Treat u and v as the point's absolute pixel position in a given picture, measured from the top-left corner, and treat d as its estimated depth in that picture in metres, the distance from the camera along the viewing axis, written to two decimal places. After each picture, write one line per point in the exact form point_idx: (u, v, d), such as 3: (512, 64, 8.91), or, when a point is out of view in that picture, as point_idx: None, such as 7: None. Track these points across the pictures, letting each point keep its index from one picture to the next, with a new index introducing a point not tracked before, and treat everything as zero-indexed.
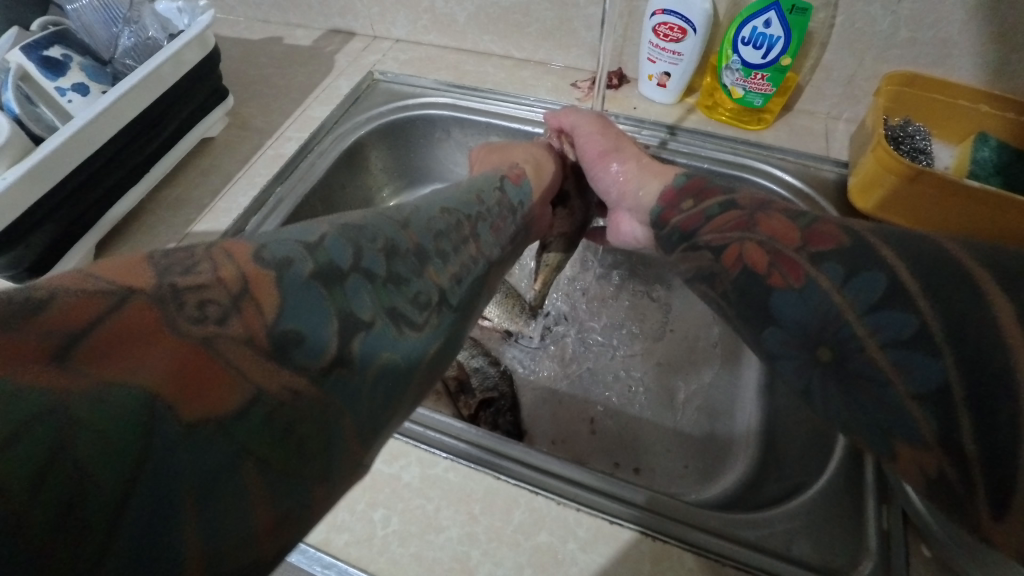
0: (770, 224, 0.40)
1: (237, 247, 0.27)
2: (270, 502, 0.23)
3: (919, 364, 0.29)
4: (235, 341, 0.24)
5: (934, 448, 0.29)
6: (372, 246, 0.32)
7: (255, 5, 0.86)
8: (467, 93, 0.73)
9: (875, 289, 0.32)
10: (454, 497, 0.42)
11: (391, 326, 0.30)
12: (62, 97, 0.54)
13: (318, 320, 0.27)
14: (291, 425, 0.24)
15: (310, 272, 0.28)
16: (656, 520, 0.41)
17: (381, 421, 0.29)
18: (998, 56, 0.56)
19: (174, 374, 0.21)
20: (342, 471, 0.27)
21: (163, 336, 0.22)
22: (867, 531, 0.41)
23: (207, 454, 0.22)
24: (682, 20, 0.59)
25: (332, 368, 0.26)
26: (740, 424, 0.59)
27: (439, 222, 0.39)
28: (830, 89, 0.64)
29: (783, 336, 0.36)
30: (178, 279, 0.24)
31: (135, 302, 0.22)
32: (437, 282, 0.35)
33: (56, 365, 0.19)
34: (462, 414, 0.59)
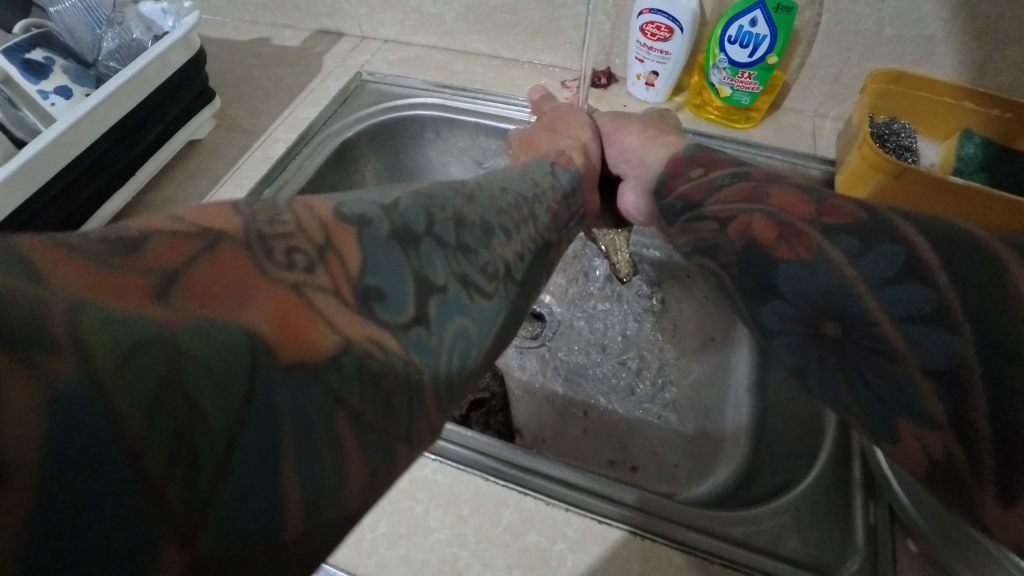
0: (781, 198, 0.40)
1: (318, 203, 0.28)
2: (361, 452, 0.23)
3: (935, 338, 0.29)
4: (322, 291, 0.24)
5: (940, 426, 0.28)
6: (443, 215, 0.32)
7: (242, 6, 0.85)
8: (456, 94, 0.73)
9: (888, 264, 0.32)
10: (443, 499, 0.42)
11: (463, 293, 0.31)
12: (44, 100, 0.53)
13: (398, 278, 0.28)
14: (377, 378, 0.24)
15: (388, 232, 0.29)
16: (645, 519, 0.41)
17: (455, 389, 0.29)
18: (982, 54, 0.56)
19: (273, 315, 0.22)
20: (422, 435, 0.26)
21: (255, 281, 0.22)
22: (855, 526, 0.41)
23: (305, 398, 0.21)
24: (669, 19, 0.60)
25: (411, 327, 0.27)
26: (730, 420, 0.60)
27: (500, 201, 0.39)
28: (817, 87, 0.64)
29: (785, 311, 0.35)
30: (264, 228, 0.24)
31: (226, 247, 0.22)
32: (503, 257, 0.35)
33: (161, 302, 0.19)
34: (454, 414, 0.58)
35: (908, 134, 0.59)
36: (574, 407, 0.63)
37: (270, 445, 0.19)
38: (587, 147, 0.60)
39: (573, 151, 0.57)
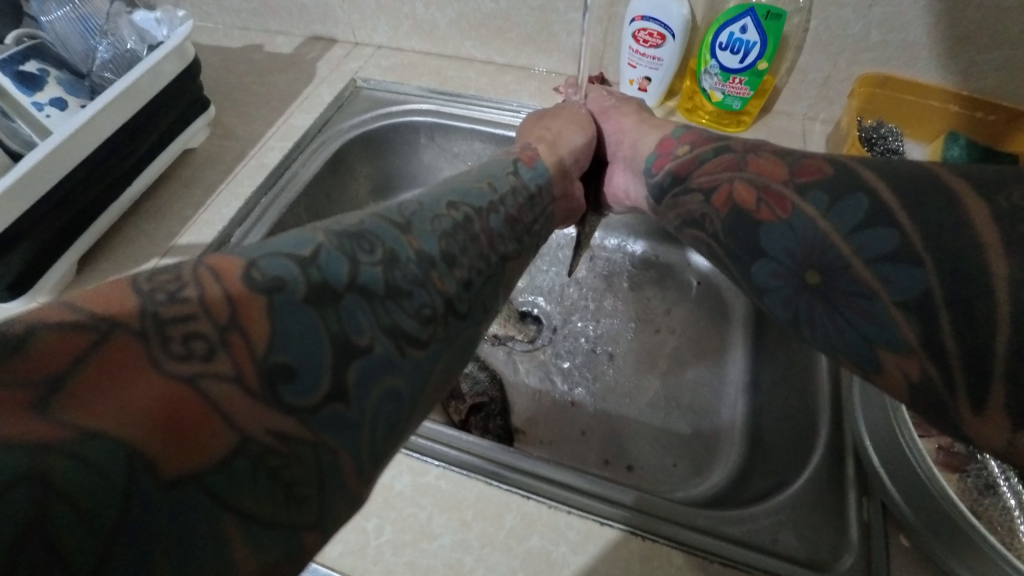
0: (759, 163, 0.38)
1: (226, 264, 0.24)
2: (255, 556, 0.21)
3: (904, 273, 0.28)
4: (221, 380, 0.21)
5: (916, 351, 0.28)
6: (370, 259, 0.28)
7: (233, 12, 0.85)
8: (450, 100, 0.74)
9: (857, 213, 0.31)
10: (446, 505, 0.43)
11: (392, 348, 0.27)
12: (39, 111, 0.53)
13: (310, 349, 0.24)
14: (277, 471, 0.22)
15: (303, 294, 0.25)
16: (646, 521, 0.42)
17: (382, 455, 0.26)
18: (965, 58, 0.57)
19: (159, 422, 0.20)
20: (337, 515, 0.24)
21: (145, 380, 0.20)
22: (850, 522, 0.42)
23: (184, 510, 0.19)
24: (661, 26, 0.60)
25: (323, 405, 0.24)
26: (726, 416, 0.61)
27: (445, 221, 0.34)
28: (806, 91, 0.65)
29: (774, 268, 0.34)
30: (163, 308, 0.21)
31: (118, 338, 0.20)
32: (443, 290, 0.31)
33: (33, 418, 0.17)
34: (453, 420, 0.59)
35: (897, 137, 0.59)
36: (573, 411, 0.64)
37: (141, 571, 0.18)
38: (571, 141, 0.56)
39: (542, 144, 0.54)
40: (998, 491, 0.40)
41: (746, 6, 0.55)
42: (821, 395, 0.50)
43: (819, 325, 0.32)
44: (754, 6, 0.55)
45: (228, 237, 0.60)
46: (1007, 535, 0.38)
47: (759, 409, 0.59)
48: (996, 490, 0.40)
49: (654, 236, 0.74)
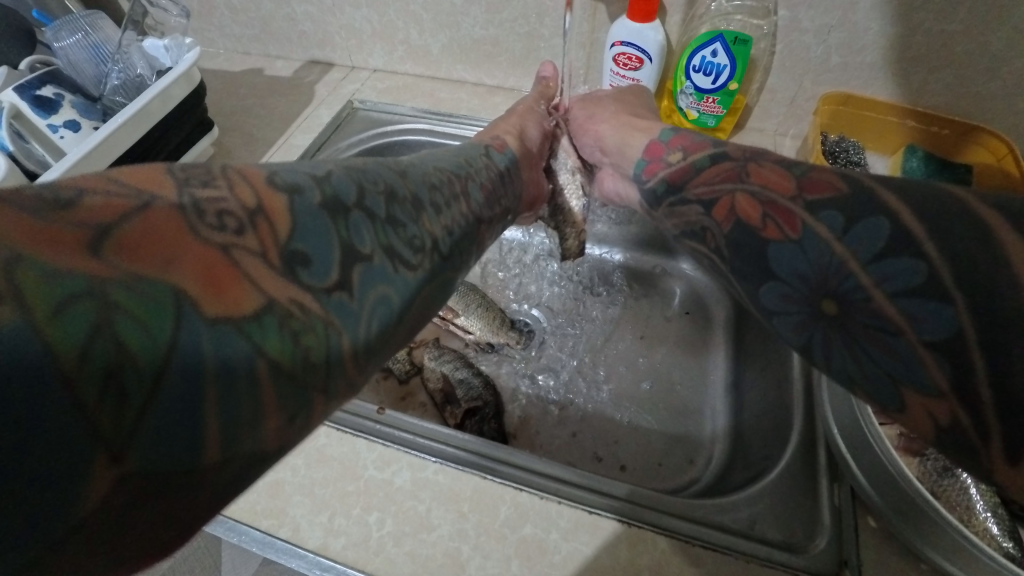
0: (762, 174, 0.38)
1: (251, 171, 0.27)
2: (279, 401, 0.22)
3: (932, 310, 0.27)
4: (251, 253, 0.23)
5: (946, 395, 0.26)
6: (374, 189, 0.32)
7: (234, 38, 0.89)
8: (442, 119, 0.78)
9: (877, 237, 0.29)
10: (444, 497, 0.45)
11: (388, 264, 0.29)
12: (54, 134, 0.56)
13: (323, 244, 0.26)
14: (298, 334, 0.23)
15: (319, 201, 0.28)
16: (634, 510, 0.44)
17: (378, 351, 0.28)
18: (918, 77, 0.62)
19: (199, 272, 0.21)
20: (339, 390, 0.25)
21: (185, 240, 0.21)
22: (822, 508, 0.45)
23: (229, 350, 0.20)
24: (639, 51, 0.65)
25: (334, 291, 0.26)
26: (710, 419, 0.64)
27: (433, 177, 0.38)
28: (775, 109, 0.70)
29: (784, 291, 0.33)
30: (199, 191, 0.23)
31: (161, 205, 0.21)
32: (431, 231, 0.34)
33: (93, 253, 0.18)
34: (449, 423, 0.62)
35: (859, 149, 0.64)
36: (566, 416, 0.66)
37: (191, 390, 0.19)
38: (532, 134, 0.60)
39: (511, 137, 0.57)
40: (955, 473, 0.43)
41: (715, 32, 0.60)
42: (795, 390, 0.54)
43: (834, 354, 0.31)
44: (723, 32, 0.59)
45: None
46: (965, 513, 0.42)
47: (740, 407, 0.63)
48: (953, 472, 0.43)
49: (638, 245, 0.78)
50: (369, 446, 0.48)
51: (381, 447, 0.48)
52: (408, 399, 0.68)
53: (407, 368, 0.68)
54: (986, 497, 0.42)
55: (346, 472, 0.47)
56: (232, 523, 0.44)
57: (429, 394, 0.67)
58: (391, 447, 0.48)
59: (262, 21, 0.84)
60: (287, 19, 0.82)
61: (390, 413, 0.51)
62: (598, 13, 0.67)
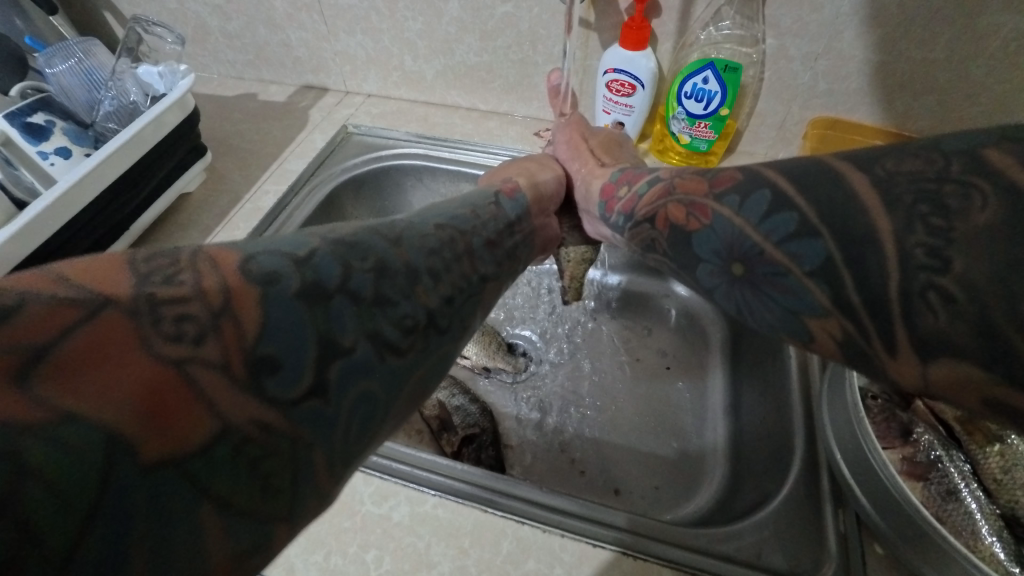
0: (685, 184, 0.40)
1: (224, 254, 0.26)
2: (227, 541, 0.22)
3: (807, 246, 0.29)
4: (207, 366, 0.22)
5: (831, 312, 0.28)
6: (362, 266, 0.30)
7: (228, 63, 0.89)
8: (436, 144, 0.78)
9: (761, 203, 0.32)
10: (443, 533, 0.44)
11: (371, 352, 0.28)
12: (44, 160, 0.55)
13: (296, 343, 0.25)
14: (255, 461, 0.23)
15: (296, 290, 0.26)
16: (638, 541, 0.43)
17: (355, 458, 0.27)
18: (903, 103, 0.64)
19: (143, 401, 0.20)
20: (308, 510, 0.25)
21: (134, 359, 0.21)
22: (827, 535, 0.44)
23: (165, 493, 0.20)
24: (631, 78, 0.66)
25: (305, 400, 0.25)
26: (708, 439, 0.64)
27: (431, 239, 0.36)
28: (765, 133, 0.72)
29: (709, 268, 0.35)
30: (157, 291, 0.23)
31: (109, 313, 0.21)
32: (425, 303, 0.32)
33: (17, 388, 0.18)
34: (446, 451, 0.61)
35: None
36: (567, 442, 0.65)
37: (120, 542, 0.19)
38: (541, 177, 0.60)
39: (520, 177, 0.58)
40: (959, 497, 0.43)
41: (705, 60, 0.61)
42: (794, 414, 0.54)
43: (755, 310, 0.32)
44: (713, 61, 0.61)
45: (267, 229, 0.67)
46: (971, 538, 0.41)
47: (738, 429, 0.63)
48: (957, 495, 0.43)
49: (630, 269, 0.77)
50: (366, 480, 0.47)
51: (379, 480, 0.47)
52: (402, 426, 0.66)
53: None
54: (991, 522, 0.42)
55: (342, 507, 0.45)
56: None
57: (425, 421, 0.65)
58: (389, 481, 0.47)
59: (256, 47, 0.85)
60: (281, 45, 0.83)
61: (387, 443, 0.49)
62: (591, 41, 0.69)
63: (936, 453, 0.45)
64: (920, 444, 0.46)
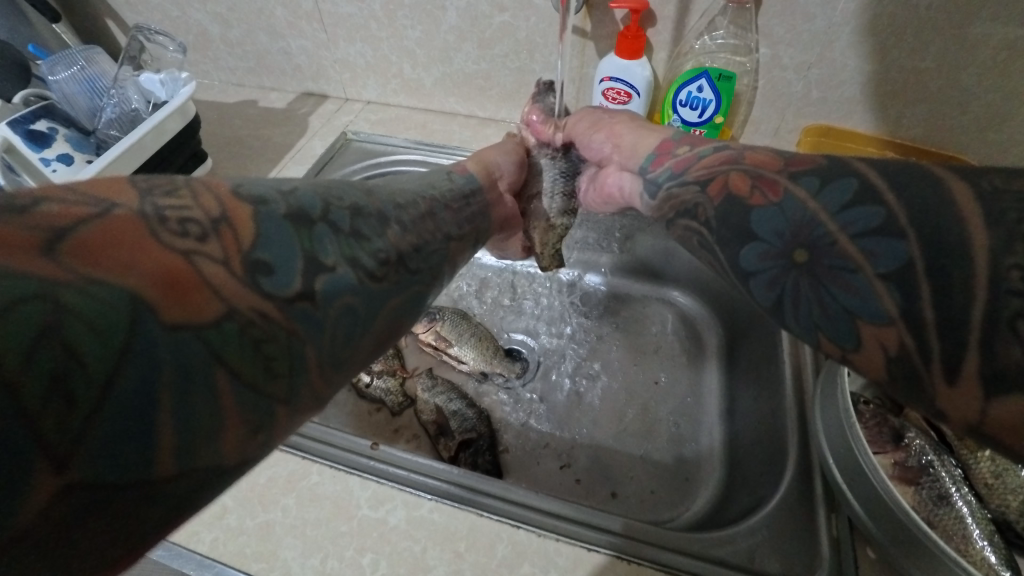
0: (756, 157, 0.37)
1: (216, 181, 0.28)
2: (237, 411, 0.23)
3: (888, 247, 0.27)
4: (211, 261, 0.24)
5: (896, 321, 0.26)
6: (339, 204, 0.32)
7: (229, 71, 0.90)
8: (435, 151, 0.79)
9: (846, 191, 0.30)
10: (439, 537, 0.44)
11: (352, 274, 0.30)
12: (47, 167, 0.56)
13: (286, 253, 0.27)
14: (258, 342, 0.24)
15: (284, 212, 0.29)
16: (632, 546, 0.44)
17: (341, 363, 0.28)
18: (895, 111, 0.64)
19: (160, 280, 0.21)
20: (302, 400, 0.26)
21: (147, 246, 0.22)
22: (821, 539, 0.45)
23: (185, 354, 0.21)
24: (627, 86, 0.67)
25: (297, 300, 0.26)
26: (704, 444, 0.64)
27: (399, 197, 0.39)
28: (759, 140, 0.73)
29: (762, 250, 0.32)
30: (161, 200, 0.24)
31: (120, 212, 0.22)
32: (397, 244, 0.35)
33: (45, 256, 0.19)
34: (443, 457, 0.61)
35: None
36: (564, 447, 0.65)
37: (145, 394, 0.19)
38: (498, 160, 0.60)
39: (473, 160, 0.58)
40: (950, 501, 0.44)
41: (700, 69, 0.62)
42: (789, 419, 0.54)
43: (802, 304, 0.30)
44: (708, 69, 0.62)
45: None
46: (961, 542, 0.42)
47: (734, 433, 0.63)
48: (949, 500, 0.44)
49: (626, 271, 0.80)
50: (362, 484, 0.48)
51: (376, 486, 0.47)
52: (400, 431, 0.67)
53: (400, 400, 0.67)
54: (982, 527, 0.42)
55: (338, 512, 0.46)
56: (220, 567, 0.42)
57: (422, 426, 0.66)
58: (385, 486, 0.47)
59: (257, 55, 0.86)
60: (282, 53, 0.84)
61: (384, 449, 0.50)
62: (587, 50, 0.69)
63: (928, 457, 0.46)
64: (911, 449, 0.47)
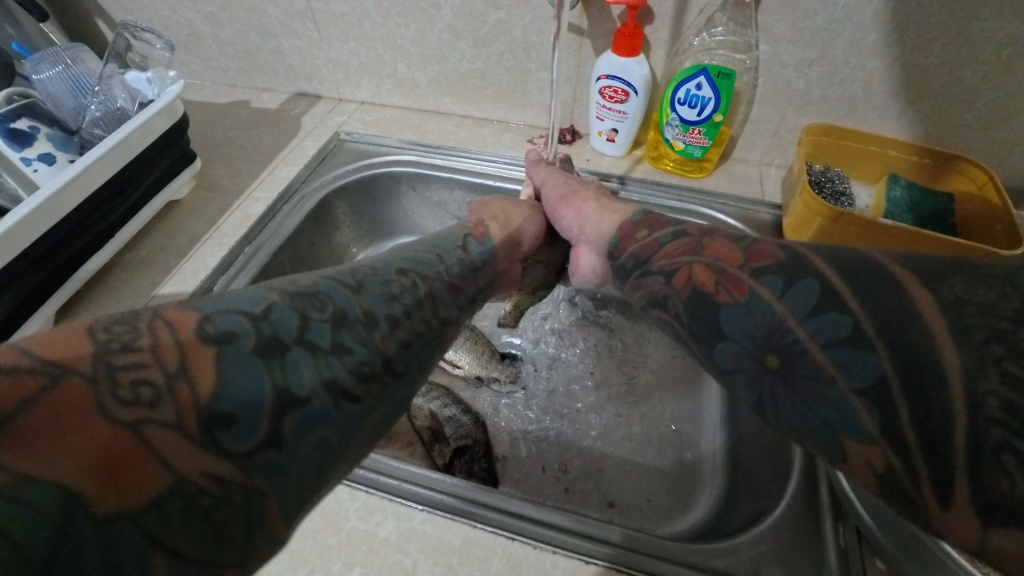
0: (715, 247, 0.38)
1: (181, 316, 0.26)
2: None
3: (858, 359, 0.28)
4: (162, 426, 0.23)
5: (878, 440, 0.27)
6: (319, 317, 0.30)
7: (220, 70, 0.89)
8: (430, 151, 0.78)
9: (809, 297, 0.31)
10: (431, 550, 0.43)
11: (329, 402, 0.28)
12: (28, 166, 0.54)
13: (253, 395, 0.25)
14: (208, 511, 0.23)
15: (251, 348, 0.27)
16: (631, 557, 0.42)
17: (308, 500, 0.27)
18: (898, 109, 0.63)
19: (96, 465, 0.21)
20: (260, 554, 0.25)
21: (91, 422, 0.21)
22: (827, 548, 0.43)
23: (118, 543, 0.20)
24: (624, 84, 0.65)
25: (259, 450, 0.25)
26: (705, 447, 0.63)
27: (393, 284, 0.36)
28: (759, 140, 0.72)
29: (735, 350, 0.33)
30: (117, 356, 0.23)
31: (71, 380, 0.21)
32: (383, 349, 0.32)
33: None
34: (438, 464, 0.59)
35: (843, 182, 0.65)
36: (563, 450, 0.64)
37: None
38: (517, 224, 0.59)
39: (495, 222, 0.56)
40: None
41: (699, 66, 0.61)
42: None
43: (782, 407, 0.31)
44: (707, 66, 0.60)
45: (210, 285, 0.61)
46: None
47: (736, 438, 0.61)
48: None
49: None
50: (352, 494, 0.46)
51: (364, 496, 0.46)
52: (393, 439, 0.65)
53: None
54: None
55: (326, 523, 0.44)
56: None
57: (416, 433, 0.64)
58: (375, 495, 0.46)
59: (248, 54, 0.84)
60: (274, 52, 0.82)
61: (375, 456, 0.48)
62: (584, 48, 0.68)
63: None
64: None
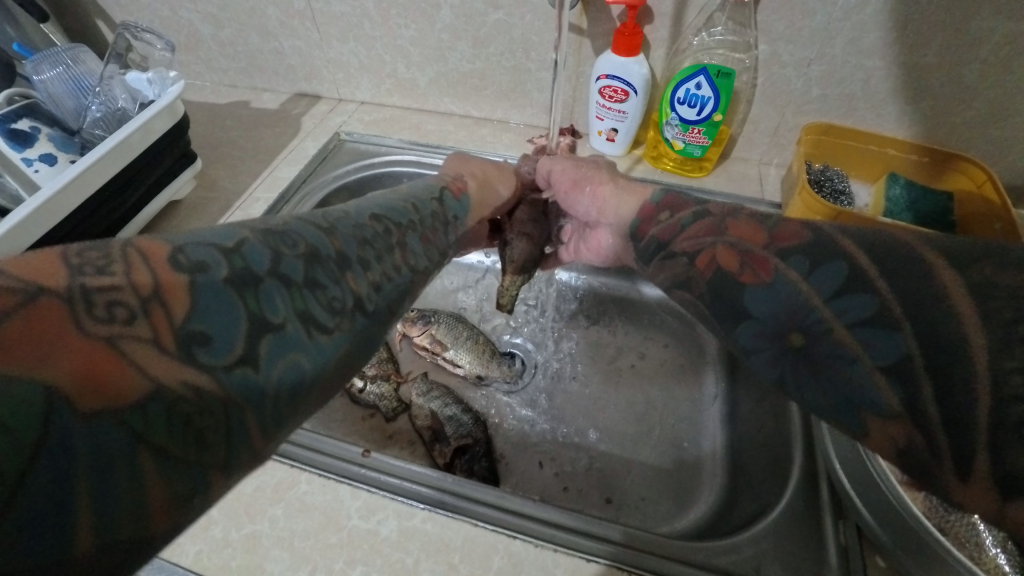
0: (739, 227, 0.39)
1: (154, 247, 0.26)
2: (166, 490, 0.21)
3: (886, 338, 0.28)
4: (140, 341, 0.22)
5: (900, 416, 0.27)
6: (293, 253, 0.31)
7: (221, 71, 0.89)
8: (430, 150, 0.78)
9: (836, 278, 0.31)
10: (432, 549, 0.43)
11: (302, 330, 0.29)
12: (29, 166, 0.55)
13: (227, 320, 0.26)
14: (189, 418, 0.23)
15: (225, 278, 0.27)
16: (633, 555, 0.42)
17: (286, 420, 0.27)
18: (897, 108, 0.63)
19: (76, 370, 0.20)
20: (241, 465, 0.25)
21: (68, 333, 0.20)
22: (828, 548, 0.43)
23: (105, 444, 0.20)
24: (623, 84, 0.66)
25: (236, 366, 0.25)
26: (706, 448, 0.63)
27: (366, 229, 0.38)
28: (759, 139, 0.72)
29: (758, 329, 0.34)
30: (90, 279, 0.22)
31: (46, 297, 0.21)
32: (357, 290, 0.33)
33: None
34: (438, 464, 0.60)
35: (842, 181, 0.65)
36: (564, 449, 0.64)
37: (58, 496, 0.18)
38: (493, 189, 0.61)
39: (473, 180, 0.60)
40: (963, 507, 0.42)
41: (698, 66, 0.61)
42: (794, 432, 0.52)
43: (805, 387, 0.31)
44: (706, 66, 0.60)
45: None
46: (974, 550, 0.40)
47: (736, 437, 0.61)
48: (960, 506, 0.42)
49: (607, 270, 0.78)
50: (353, 493, 0.46)
51: (366, 495, 0.46)
52: (394, 438, 0.65)
53: (394, 405, 0.66)
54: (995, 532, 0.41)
55: (328, 523, 0.44)
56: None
57: (418, 432, 0.64)
58: (376, 495, 0.46)
59: (248, 55, 0.84)
60: (273, 52, 0.82)
61: (376, 456, 0.48)
62: (584, 48, 0.68)
63: None
64: None
